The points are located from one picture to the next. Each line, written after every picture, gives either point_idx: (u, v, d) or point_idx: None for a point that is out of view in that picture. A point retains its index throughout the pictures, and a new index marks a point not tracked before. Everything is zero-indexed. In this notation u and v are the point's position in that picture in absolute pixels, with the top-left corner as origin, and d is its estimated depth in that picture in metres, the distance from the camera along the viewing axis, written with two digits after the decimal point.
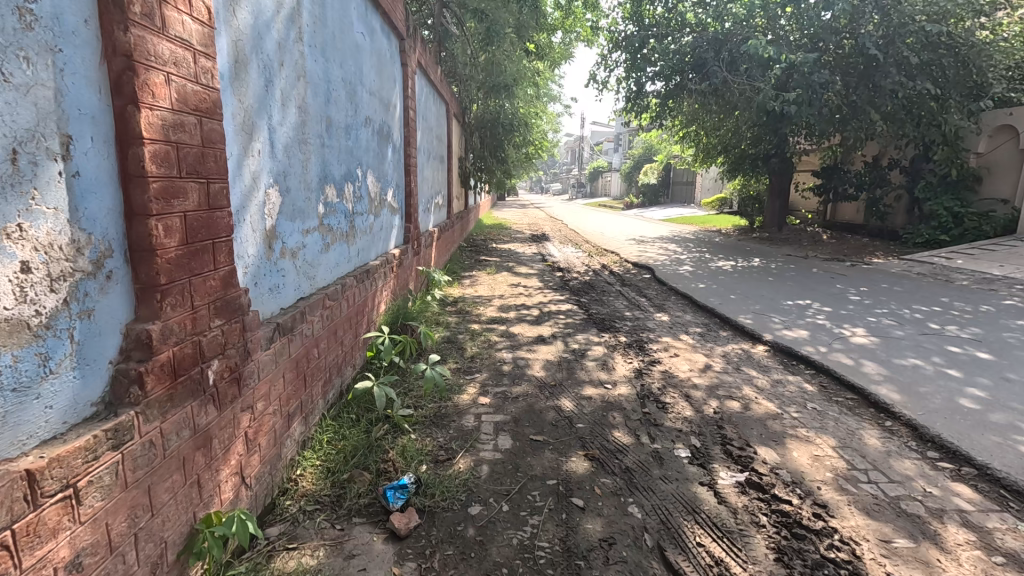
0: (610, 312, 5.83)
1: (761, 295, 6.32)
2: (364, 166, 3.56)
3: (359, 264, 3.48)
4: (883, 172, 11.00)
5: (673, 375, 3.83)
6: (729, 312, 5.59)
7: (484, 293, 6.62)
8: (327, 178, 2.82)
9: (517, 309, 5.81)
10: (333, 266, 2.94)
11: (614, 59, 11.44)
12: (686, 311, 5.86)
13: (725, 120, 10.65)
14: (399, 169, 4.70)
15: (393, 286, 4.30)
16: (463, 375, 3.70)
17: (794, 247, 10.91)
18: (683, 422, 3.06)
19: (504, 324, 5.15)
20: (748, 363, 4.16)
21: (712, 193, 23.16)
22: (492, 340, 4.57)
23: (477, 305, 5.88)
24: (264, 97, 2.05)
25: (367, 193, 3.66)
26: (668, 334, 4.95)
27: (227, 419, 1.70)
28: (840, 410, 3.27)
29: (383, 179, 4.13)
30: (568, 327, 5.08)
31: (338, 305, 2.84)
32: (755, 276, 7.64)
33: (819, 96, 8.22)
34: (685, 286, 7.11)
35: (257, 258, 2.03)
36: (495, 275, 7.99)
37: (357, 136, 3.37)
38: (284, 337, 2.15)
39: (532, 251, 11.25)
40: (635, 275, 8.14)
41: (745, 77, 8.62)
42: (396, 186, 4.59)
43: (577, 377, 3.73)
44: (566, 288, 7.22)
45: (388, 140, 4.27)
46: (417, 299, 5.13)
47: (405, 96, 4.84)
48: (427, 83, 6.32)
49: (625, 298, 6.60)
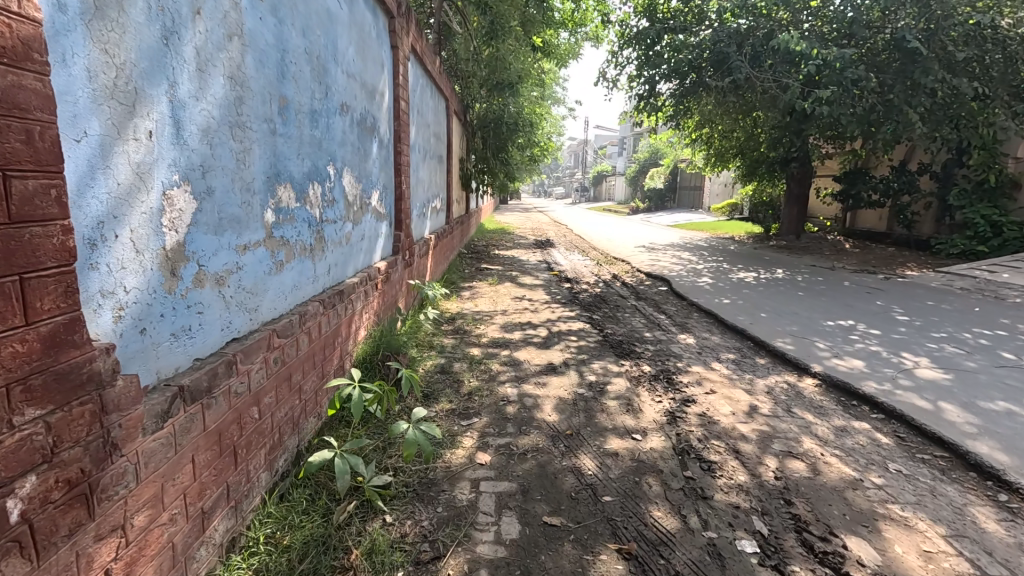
0: (627, 333, 5.15)
1: (795, 313, 5.64)
2: (339, 163, 2.90)
3: (331, 283, 2.82)
4: (912, 177, 10.32)
5: (713, 420, 3.14)
6: (763, 334, 4.91)
7: (486, 308, 5.95)
8: (280, 176, 2.15)
9: (521, 327, 5.13)
10: (289, 290, 2.27)
11: (624, 57, 10.82)
12: (712, 332, 5.18)
13: (744, 122, 9.97)
14: (387, 167, 4.05)
15: (376, 306, 3.62)
16: (457, 420, 3.02)
17: (816, 256, 10.24)
18: (740, 494, 2.38)
19: (507, 347, 4.48)
20: (799, 403, 3.48)
21: (722, 198, 22.47)
22: (493, 369, 3.89)
23: (477, 323, 5.21)
24: (159, 54, 1.38)
25: (343, 196, 3.00)
26: (696, 363, 4.28)
27: (56, 569, 1.04)
28: (933, 475, 2.59)
29: (365, 179, 3.47)
30: (582, 353, 4.40)
31: (293, 343, 2.18)
32: (783, 290, 6.96)
33: (851, 94, 7.58)
34: (706, 301, 6.43)
35: (146, 292, 1.35)
36: (497, 286, 7.33)
37: (328, 125, 2.70)
38: (194, 405, 1.48)
39: (536, 258, 10.58)
40: (650, 287, 7.47)
41: (770, 74, 7.94)
42: (383, 188, 3.94)
43: (598, 424, 3.06)
44: (576, 302, 6.55)
45: (374, 135, 3.63)
46: (408, 320, 4.46)
47: (395, 86, 4.19)
48: (423, 73, 5.67)
49: (641, 315, 5.92)
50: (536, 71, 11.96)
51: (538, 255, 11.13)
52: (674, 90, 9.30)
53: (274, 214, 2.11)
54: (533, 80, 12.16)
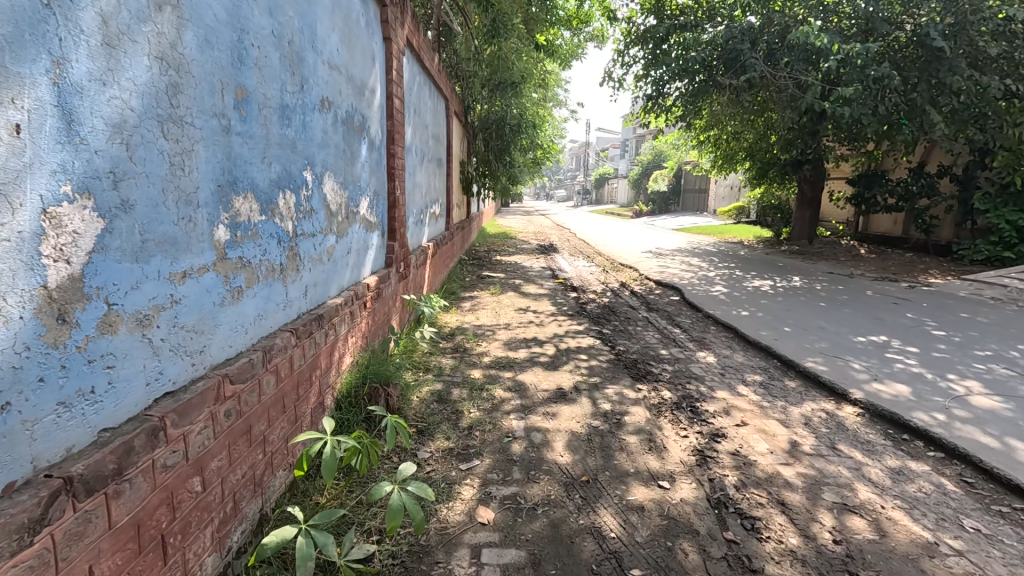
0: (641, 350, 4.74)
1: (821, 327, 5.22)
2: (318, 167, 2.51)
3: (308, 307, 2.43)
4: (932, 179, 9.91)
5: (750, 462, 2.73)
6: (790, 353, 4.49)
7: (488, 321, 5.54)
8: (238, 184, 1.76)
9: (527, 344, 4.73)
10: (251, 322, 1.87)
11: (631, 56, 10.44)
12: (734, 349, 4.76)
13: (756, 123, 9.56)
14: (379, 172, 3.67)
15: (365, 328, 3.22)
16: (455, 464, 2.61)
17: (831, 262, 9.82)
18: (797, 565, 1.97)
19: (511, 369, 4.07)
20: (844, 438, 3.06)
21: (728, 201, 22.07)
22: (496, 396, 3.48)
23: (478, 340, 4.80)
24: (34, 18, 0.99)
25: (324, 205, 2.61)
26: (721, 387, 3.86)
27: None
28: (1020, 536, 2.18)
29: (352, 185, 3.08)
30: (594, 374, 4.00)
31: (252, 388, 1.78)
32: (803, 300, 6.55)
33: (873, 93, 7.16)
34: (723, 312, 6.02)
35: (9, 351, 0.96)
36: (499, 295, 6.93)
37: (304, 123, 2.31)
38: (92, 499, 1.09)
39: (540, 264, 10.18)
40: (661, 296, 7.07)
41: (788, 72, 7.53)
42: (374, 195, 3.56)
43: (618, 467, 2.65)
44: (584, 313, 6.15)
45: (363, 136, 3.25)
46: (402, 339, 4.06)
47: (388, 83, 3.80)
48: (421, 70, 5.28)
49: (654, 329, 5.51)
50: (538, 72, 11.57)
51: (542, 261, 10.75)
52: (683, 90, 8.88)
53: (229, 230, 1.71)
54: (535, 81, 11.77)
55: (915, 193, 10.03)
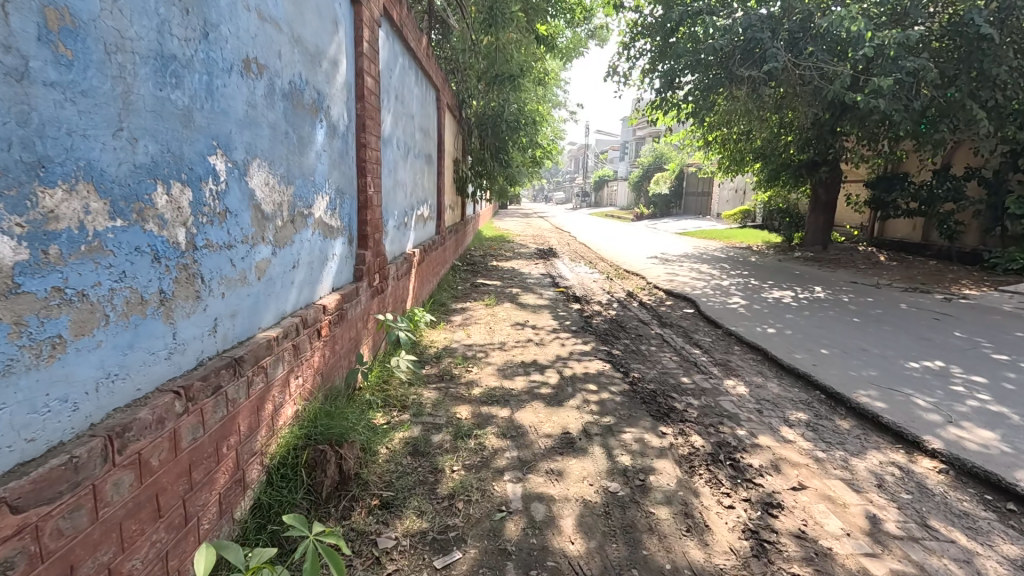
0: (659, 377, 4.06)
1: (863, 349, 4.55)
2: (238, 153, 1.81)
3: (220, 347, 1.72)
4: (959, 183, 9.26)
5: (823, 551, 2.05)
6: (836, 384, 3.81)
7: (481, 339, 4.83)
8: (50, 169, 1.07)
9: (525, 371, 4.02)
10: (83, 391, 1.16)
11: (638, 49, 9.77)
12: (767, 378, 4.06)
13: (771, 122, 8.86)
14: (344, 163, 2.97)
15: (318, 363, 2.51)
16: (428, 559, 1.90)
17: (852, 270, 9.17)
18: None
19: (506, 405, 3.37)
20: (934, 509, 2.38)
21: (731, 204, 21.45)
22: (488, 444, 2.78)
23: (468, 365, 4.09)
24: None
25: (249, 204, 1.90)
26: (762, 430, 3.16)
27: None
28: None
29: (301, 179, 2.39)
30: (607, 413, 3.29)
31: (76, 505, 1.09)
32: (833, 315, 5.88)
33: (908, 88, 6.49)
34: (747, 330, 5.33)
35: None
36: (495, 307, 6.24)
37: (210, 87, 1.62)
38: None
39: (539, 271, 9.47)
40: (674, 309, 6.40)
41: (813, 62, 6.84)
42: (336, 193, 2.87)
43: (648, 562, 1.95)
44: (589, 329, 5.46)
45: (317, 117, 2.56)
46: (375, 369, 3.35)
47: (355, 57, 3.10)
48: (405, 50, 4.58)
49: (670, 349, 4.81)
50: (538, 66, 10.89)
51: (541, 266, 10.07)
52: (695, 84, 8.17)
53: (27, 244, 1.02)
54: (535, 76, 11.09)
55: (940, 197, 9.42)
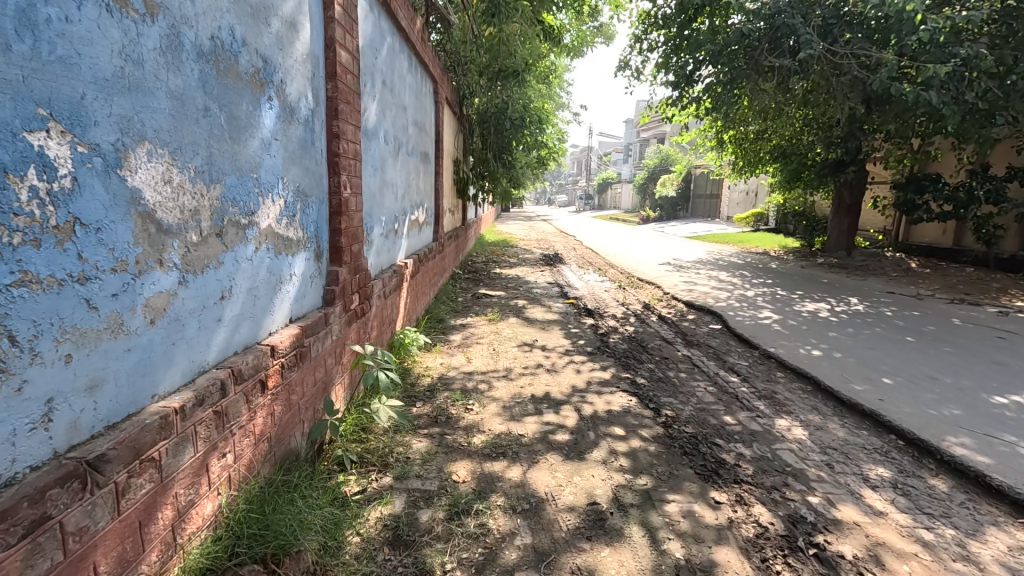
0: (698, 415, 3.38)
1: (933, 378, 3.86)
2: (103, 131, 1.16)
3: (61, 446, 1.07)
4: (1001, 183, 8.55)
5: None
6: (915, 427, 3.13)
7: (483, 364, 4.15)
8: None
9: (537, 408, 3.36)
10: None
11: (651, 40, 9.11)
12: (827, 418, 3.37)
13: (795, 118, 8.19)
14: (306, 156, 2.30)
15: (263, 428, 1.85)
16: None
17: (884, 278, 8.48)
18: None
19: (516, 459, 2.70)
20: None
21: (743, 207, 20.76)
22: (492, 525, 2.12)
23: (468, 400, 3.43)
24: None
25: (127, 207, 1.23)
26: (840, 497, 2.48)
27: None
28: None
29: (237, 173, 1.72)
30: (641, 473, 2.61)
31: None
32: (882, 333, 5.19)
33: (960, 76, 5.81)
34: (788, 352, 4.65)
35: None
36: (499, 323, 5.57)
37: (26, 16, 0.97)
38: None
39: (545, 279, 8.80)
40: (699, 325, 5.72)
41: (852, 51, 6.17)
42: (296, 195, 2.21)
43: None
44: (607, 350, 4.79)
45: (264, 93, 1.90)
46: (348, 421, 2.71)
47: (325, 23, 2.45)
48: (394, 27, 3.92)
49: (702, 377, 4.14)
50: (544, 61, 10.23)
51: (547, 274, 9.40)
52: (713, 78, 7.52)
53: None
54: (541, 70, 10.42)
55: (979, 198, 8.71)
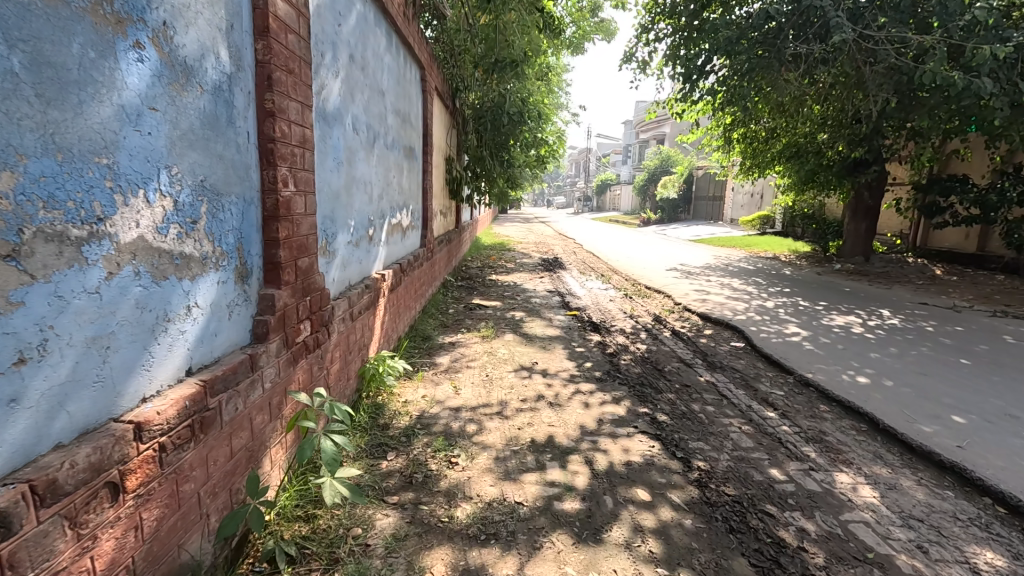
0: (739, 469, 2.72)
1: (1015, 417, 3.22)
2: None
3: None
4: None
5: None
6: (1018, 490, 2.48)
7: (473, 397, 3.47)
8: None
9: (539, 460, 2.70)
10: None
11: (660, 30, 8.47)
12: (898, 471, 2.72)
13: (816, 112, 7.56)
14: (215, 136, 1.63)
15: (116, 557, 1.18)
16: None
17: (912, 287, 7.85)
18: None
19: (511, 543, 2.04)
20: None
21: (747, 209, 20.16)
22: None
23: (452, 449, 2.76)
24: None
25: None
26: None
27: None
28: None
29: (55, 154, 1.07)
30: (678, 566, 1.95)
31: None
32: (931, 355, 4.55)
33: (1012, 62, 5.22)
34: (830, 378, 3.99)
35: None
36: (493, 340, 4.90)
37: None
38: None
39: (544, 287, 8.13)
40: (719, 343, 5.06)
41: (889, 35, 5.52)
42: (196, 190, 1.54)
43: None
44: (618, 375, 4.13)
45: (123, 34, 1.23)
46: (286, 497, 2.03)
47: None
48: None
49: (734, 411, 3.48)
50: (544, 53, 9.57)
51: (547, 280, 8.74)
52: (728, 70, 6.88)
53: None
54: (541, 63, 9.75)
55: (1012, 201, 8.09)
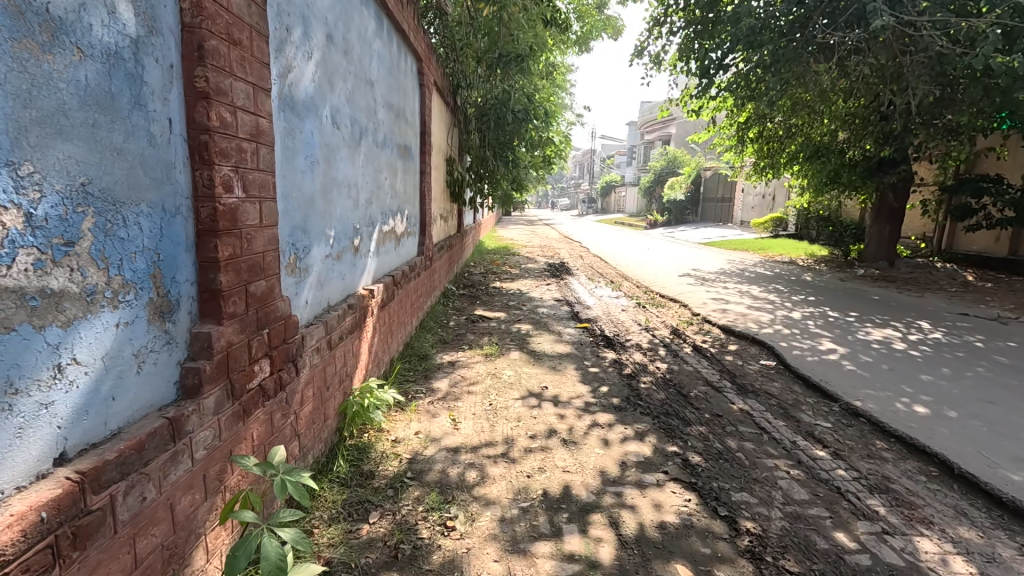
0: (796, 531, 2.23)
1: None
2: None
3: None
4: None
5: None
6: None
7: (475, 434, 2.99)
8: None
9: (552, 522, 2.22)
10: None
11: (672, 24, 8.01)
12: (992, 537, 2.23)
13: (839, 108, 7.10)
14: (109, 121, 1.17)
15: None
16: None
17: (945, 295, 7.33)
18: None
19: None
20: None
21: (758, 211, 19.62)
22: None
23: (448, 507, 2.28)
24: None
25: None
26: None
27: None
28: None
29: None
30: None
31: None
32: (990, 376, 4.04)
33: None
34: (883, 407, 3.49)
35: None
36: (497, 359, 4.41)
37: None
38: None
39: (551, 295, 7.65)
40: (748, 362, 4.56)
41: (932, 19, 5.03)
42: (71, 197, 1.07)
43: None
44: (639, 402, 3.64)
45: None
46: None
47: None
48: None
49: (778, 450, 2.99)
50: (550, 49, 9.12)
51: (554, 288, 8.25)
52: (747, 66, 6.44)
53: None
54: (547, 59, 9.31)
55: None
